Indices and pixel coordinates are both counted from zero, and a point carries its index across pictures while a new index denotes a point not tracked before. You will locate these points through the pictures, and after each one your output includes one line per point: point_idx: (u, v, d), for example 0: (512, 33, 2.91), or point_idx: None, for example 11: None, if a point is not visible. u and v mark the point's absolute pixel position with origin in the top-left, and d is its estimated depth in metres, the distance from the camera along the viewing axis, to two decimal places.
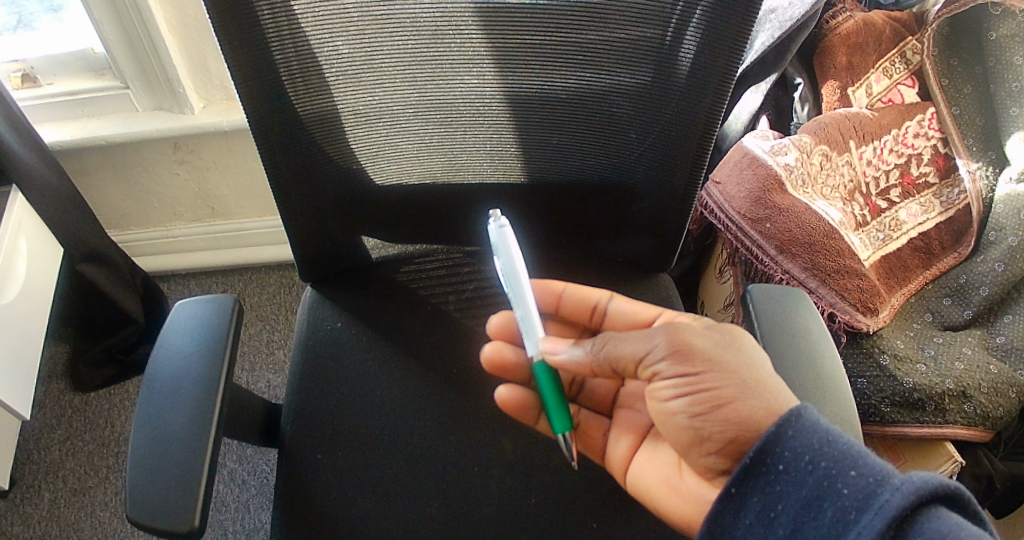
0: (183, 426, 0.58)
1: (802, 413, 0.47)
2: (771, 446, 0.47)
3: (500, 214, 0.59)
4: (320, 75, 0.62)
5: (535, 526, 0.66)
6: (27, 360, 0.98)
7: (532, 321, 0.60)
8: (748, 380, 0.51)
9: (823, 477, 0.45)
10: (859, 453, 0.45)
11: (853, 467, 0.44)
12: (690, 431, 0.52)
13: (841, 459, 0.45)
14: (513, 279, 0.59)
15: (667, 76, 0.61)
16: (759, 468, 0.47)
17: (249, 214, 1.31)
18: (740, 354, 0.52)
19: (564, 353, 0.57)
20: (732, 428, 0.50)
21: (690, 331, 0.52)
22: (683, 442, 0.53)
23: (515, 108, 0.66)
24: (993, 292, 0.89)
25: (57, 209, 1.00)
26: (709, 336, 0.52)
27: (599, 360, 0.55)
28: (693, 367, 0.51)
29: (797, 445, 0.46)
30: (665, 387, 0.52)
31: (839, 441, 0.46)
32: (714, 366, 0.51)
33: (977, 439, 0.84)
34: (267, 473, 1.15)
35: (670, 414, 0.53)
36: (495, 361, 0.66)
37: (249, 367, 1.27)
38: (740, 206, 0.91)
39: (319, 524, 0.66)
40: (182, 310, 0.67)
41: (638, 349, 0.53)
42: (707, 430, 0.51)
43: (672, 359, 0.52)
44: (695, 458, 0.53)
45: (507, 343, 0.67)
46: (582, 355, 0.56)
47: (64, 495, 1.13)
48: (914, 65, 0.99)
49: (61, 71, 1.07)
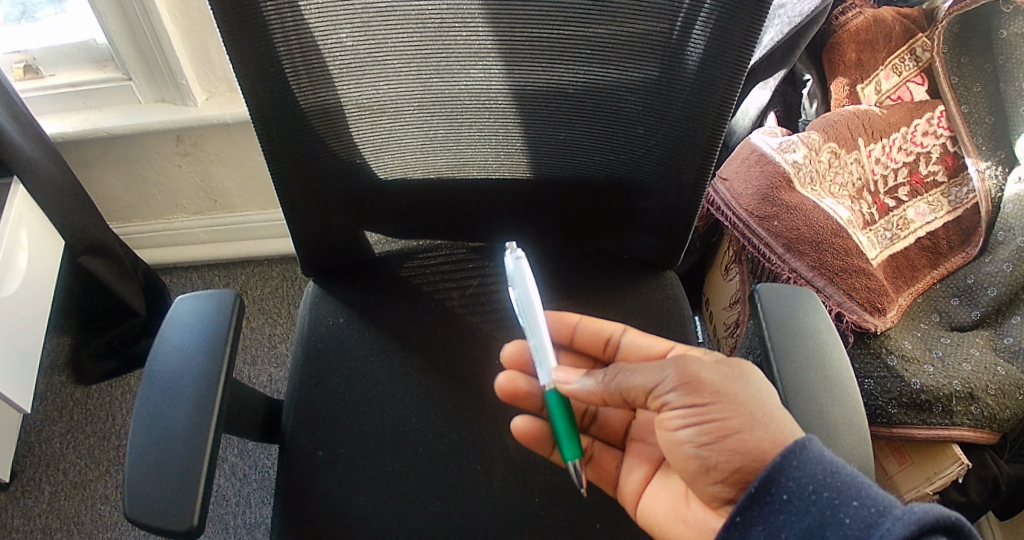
0: (182, 423, 0.57)
1: (806, 444, 0.47)
2: (776, 475, 0.46)
3: (517, 246, 0.62)
4: (324, 68, 0.61)
5: (539, 528, 0.66)
6: (27, 353, 0.97)
7: (545, 350, 0.59)
8: (755, 412, 0.50)
9: (826, 506, 0.45)
10: (863, 483, 0.45)
11: (856, 497, 0.44)
12: (697, 461, 0.51)
13: (844, 489, 0.45)
14: (527, 310, 0.60)
15: (675, 70, 0.60)
16: (764, 497, 0.47)
17: (251, 206, 1.30)
18: (748, 387, 0.52)
19: (576, 383, 0.56)
20: (738, 458, 0.49)
21: (699, 364, 0.52)
22: (690, 471, 0.52)
23: (521, 102, 0.65)
24: (1001, 293, 0.88)
25: (58, 201, 0.99)
26: (719, 368, 0.52)
27: (611, 391, 0.54)
28: (702, 398, 0.51)
29: (802, 475, 0.46)
30: (673, 418, 0.52)
31: (844, 472, 0.45)
32: (722, 397, 0.50)
33: (983, 442, 0.83)
34: (268, 467, 1.15)
35: (677, 443, 0.52)
36: (509, 391, 0.66)
37: (250, 361, 1.26)
38: (747, 204, 0.90)
39: (320, 522, 0.65)
40: (183, 305, 0.66)
41: (648, 381, 0.52)
42: (713, 459, 0.50)
43: (681, 391, 0.51)
44: (702, 487, 0.53)
45: (521, 372, 0.66)
46: (593, 385, 0.55)
47: (65, 488, 1.13)
48: (924, 62, 0.98)
49: (64, 63, 1.06)
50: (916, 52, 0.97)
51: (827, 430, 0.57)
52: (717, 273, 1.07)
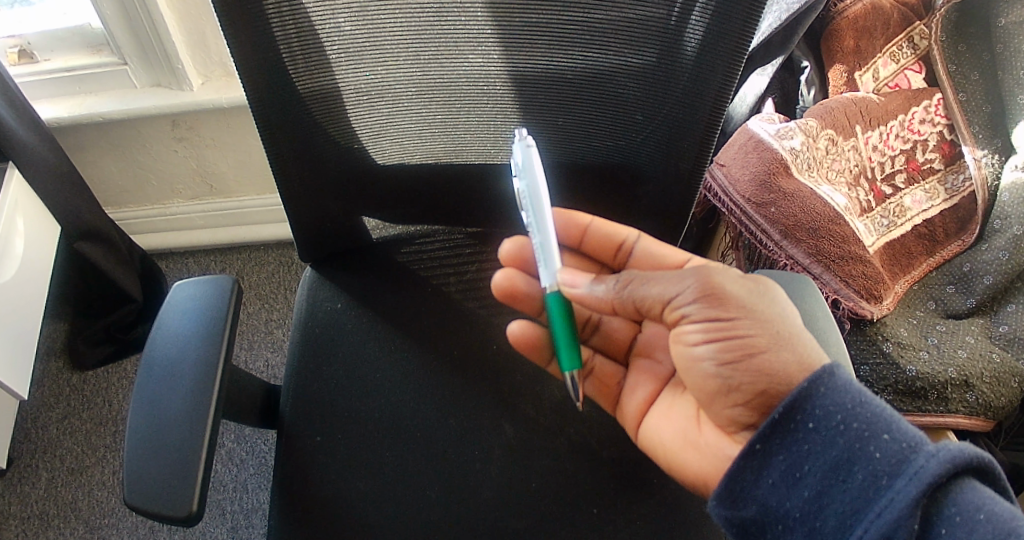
0: (182, 409, 0.58)
1: (834, 372, 0.49)
2: (804, 402, 0.49)
3: (526, 135, 0.59)
4: (321, 53, 0.61)
5: (537, 510, 0.66)
6: (25, 339, 0.97)
7: (550, 249, 0.59)
8: (780, 332, 0.52)
9: (856, 438, 0.47)
10: (891, 418, 0.47)
11: (886, 432, 0.46)
12: (717, 380, 0.54)
13: (874, 422, 0.47)
14: (537, 206, 0.58)
15: (672, 57, 0.60)
16: (789, 424, 0.49)
17: (248, 192, 1.30)
18: (772, 305, 0.53)
19: (584, 287, 0.56)
20: (762, 379, 0.52)
21: (723, 277, 0.53)
22: (710, 391, 0.55)
23: (520, 88, 0.65)
24: (997, 281, 0.88)
25: (54, 186, 0.98)
26: (743, 284, 0.54)
27: (624, 300, 0.55)
28: (725, 312, 0.52)
29: (830, 404, 0.48)
30: (693, 331, 0.53)
31: (873, 404, 0.48)
32: (747, 314, 0.52)
33: (978, 430, 0.83)
34: (265, 453, 1.15)
35: (697, 361, 0.54)
36: (506, 290, 0.67)
37: (247, 345, 1.26)
38: (745, 190, 0.90)
39: (319, 505, 0.66)
40: (179, 292, 0.66)
41: (668, 291, 0.54)
42: (736, 379, 0.53)
43: (703, 303, 0.53)
44: (721, 409, 0.55)
45: (519, 271, 0.68)
46: (604, 292, 0.55)
47: (62, 474, 1.13)
48: (922, 50, 0.98)
49: (58, 47, 1.05)
50: (914, 40, 0.97)
51: None
52: (714, 258, 1.07)
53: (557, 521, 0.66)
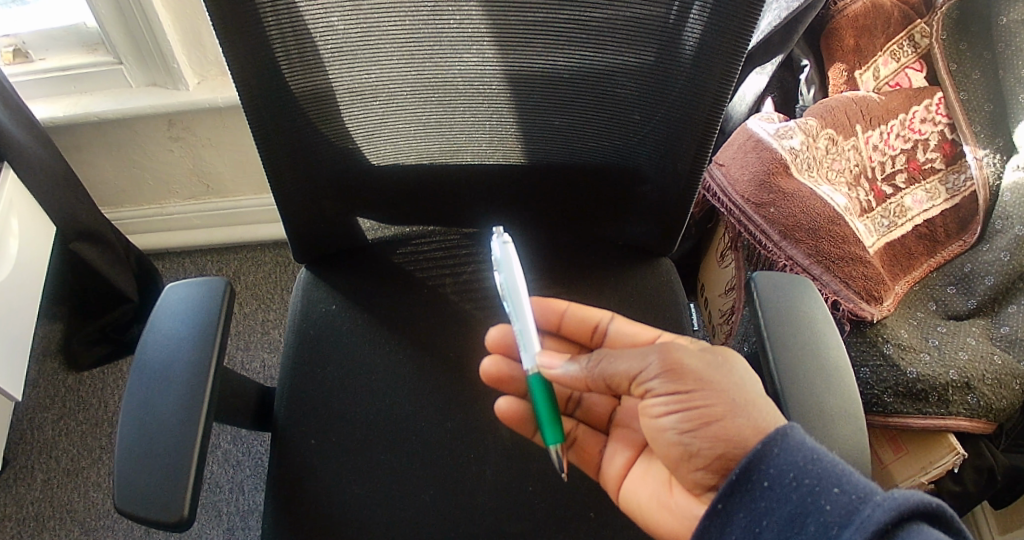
0: (173, 412, 0.57)
1: (788, 432, 0.48)
2: (757, 462, 0.47)
3: (504, 232, 0.61)
4: (315, 52, 0.60)
5: (532, 515, 0.66)
6: (20, 340, 0.96)
7: (529, 334, 0.59)
8: (739, 401, 0.51)
9: (807, 493, 0.45)
10: (844, 470, 0.45)
11: (837, 484, 0.44)
12: (679, 447, 0.52)
13: (825, 476, 0.45)
14: (515, 295, 0.59)
15: (671, 55, 0.59)
16: (745, 485, 0.47)
17: (245, 191, 1.29)
18: (732, 375, 0.52)
19: (560, 368, 0.57)
20: (721, 444, 0.50)
21: (683, 351, 0.52)
22: (672, 458, 0.53)
23: (516, 88, 0.64)
24: (998, 282, 0.88)
25: (50, 187, 0.98)
26: (702, 355, 0.53)
27: (594, 375, 0.55)
28: (685, 385, 0.51)
29: (783, 462, 0.46)
30: (657, 404, 0.52)
31: (825, 459, 0.46)
32: (705, 385, 0.51)
33: (980, 432, 0.82)
34: (261, 454, 1.15)
35: (660, 430, 0.53)
36: (493, 375, 0.66)
37: (243, 346, 1.26)
38: (744, 190, 0.89)
39: (310, 511, 0.65)
40: (172, 294, 0.65)
41: (632, 367, 0.53)
42: (696, 446, 0.51)
43: (665, 377, 0.52)
44: (684, 473, 0.53)
45: (506, 357, 0.66)
46: (577, 371, 0.56)
47: (58, 475, 1.12)
48: (923, 48, 0.97)
49: (53, 47, 1.04)
50: (915, 39, 0.96)
51: (822, 420, 0.57)
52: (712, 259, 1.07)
53: (552, 528, 0.65)
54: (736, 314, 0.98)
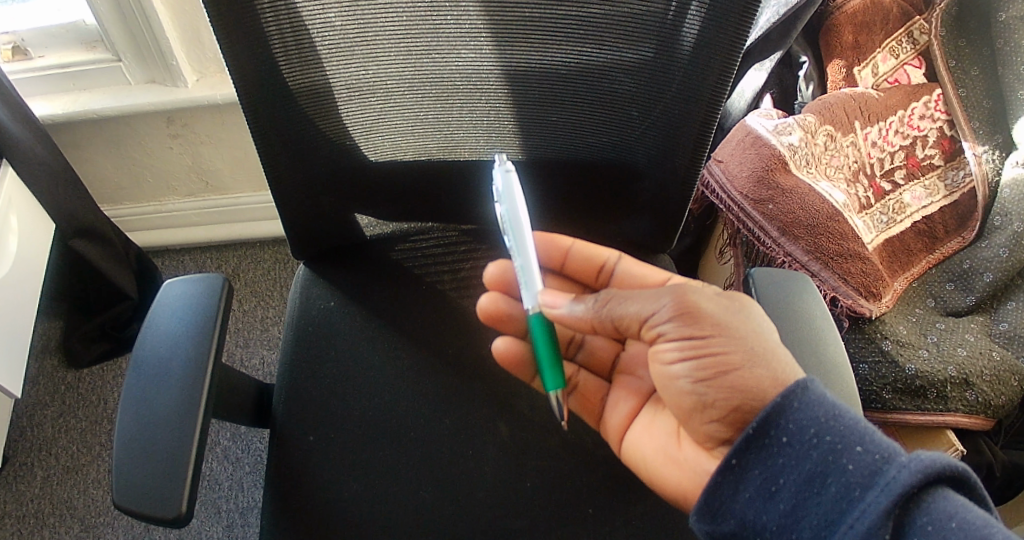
0: (172, 408, 0.57)
1: (808, 386, 0.48)
2: (777, 416, 0.48)
3: (506, 162, 0.61)
4: (313, 48, 0.60)
5: (531, 510, 0.66)
6: (19, 337, 0.96)
7: (531, 272, 0.60)
8: (754, 348, 0.51)
9: (829, 451, 0.46)
10: (865, 428, 0.46)
11: (859, 443, 0.45)
12: (693, 396, 0.53)
13: (847, 435, 0.46)
14: (517, 229, 0.59)
15: (669, 52, 0.59)
16: (763, 439, 0.48)
17: (244, 188, 1.29)
18: (746, 321, 0.53)
19: (564, 309, 0.57)
20: (737, 395, 0.51)
21: (697, 295, 0.53)
22: (686, 407, 0.54)
23: (513, 84, 0.64)
24: (997, 278, 0.87)
25: (49, 184, 0.98)
26: (717, 299, 0.53)
27: (603, 317, 0.55)
28: (699, 329, 0.52)
29: (804, 418, 0.47)
30: (669, 350, 0.53)
31: (847, 418, 0.47)
32: (720, 330, 0.52)
33: (978, 428, 0.83)
34: (261, 451, 1.15)
35: (672, 377, 0.54)
36: (492, 313, 0.67)
37: (243, 342, 1.26)
38: (742, 186, 0.89)
39: (309, 505, 0.65)
40: (170, 291, 0.65)
41: (645, 309, 0.54)
42: (710, 396, 0.52)
43: (678, 321, 0.52)
44: (697, 424, 0.54)
45: (505, 295, 0.68)
46: (583, 311, 0.56)
47: (58, 472, 1.13)
48: (922, 45, 0.96)
49: (52, 44, 1.04)
50: (914, 35, 0.96)
51: None
52: (711, 254, 1.07)
53: (551, 522, 0.65)
54: None
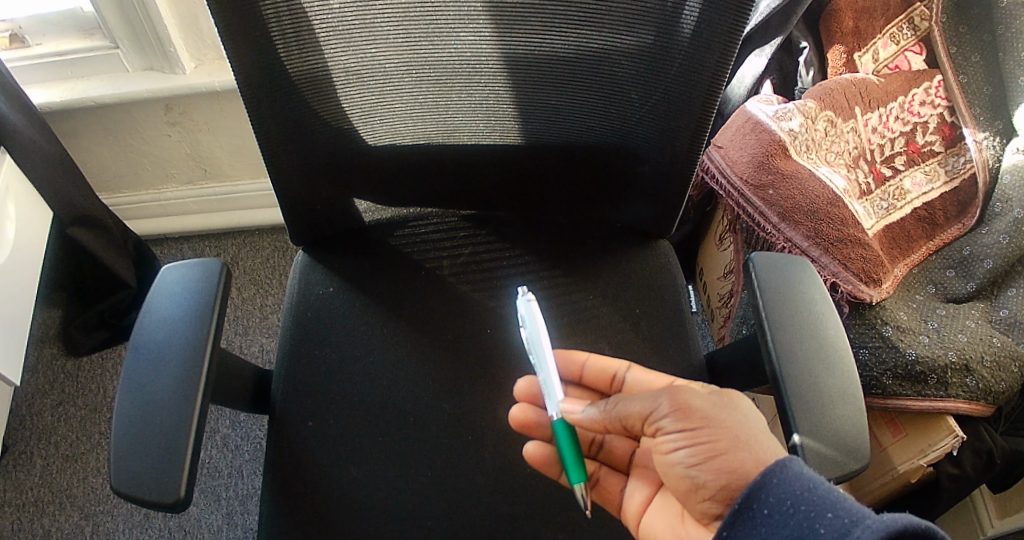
0: (170, 394, 0.57)
1: (786, 463, 0.47)
2: (757, 491, 0.47)
3: (527, 291, 0.64)
4: (311, 32, 0.60)
5: (530, 497, 0.66)
6: (17, 325, 0.96)
7: (553, 382, 0.61)
8: (743, 435, 0.51)
9: (804, 518, 0.44)
10: (839, 496, 0.44)
11: (831, 509, 0.44)
12: (687, 480, 0.51)
13: (821, 502, 0.44)
14: (540, 349, 0.61)
15: (669, 36, 0.59)
16: (746, 513, 0.47)
17: (243, 176, 1.29)
18: (738, 414, 0.52)
19: (582, 412, 0.58)
20: (726, 476, 0.49)
21: (691, 392, 0.53)
22: (681, 489, 0.52)
23: (513, 68, 0.64)
24: (997, 264, 0.87)
25: (46, 172, 0.97)
26: (710, 397, 0.53)
27: (611, 418, 0.55)
28: (692, 422, 0.51)
29: (781, 490, 0.46)
30: (667, 442, 0.52)
31: (822, 487, 0.45)
32: (711, 422, 0.51)
33: (978, 414, 0.82)
34: (260, 438, 1.14)
35: (669, 465, 0.53)
36: (521, 423, 0.64)
37: (242, 330, 1.26)
38: (743, 172, 0.89)
39: (308, 492, 0.65)
40: (168, 276, 0.65)
41: (644, 407, 0.53)
42: (702, 478, 0.51)
43: (675, 416, 0.52)
44: (693, 504, 0.52)
45: (532, 404, 0.65)
46: (595, 413, 0.57)
47: (57, 461, 1.12)
48: (922, 31, 0.96)
49: (50, 31, 1.04)
50: (914, 22, 0.96)
51: (821, 399, 0.57)
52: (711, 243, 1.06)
53: (551, 509, 0.65)
54: (735, 297, 0.98)
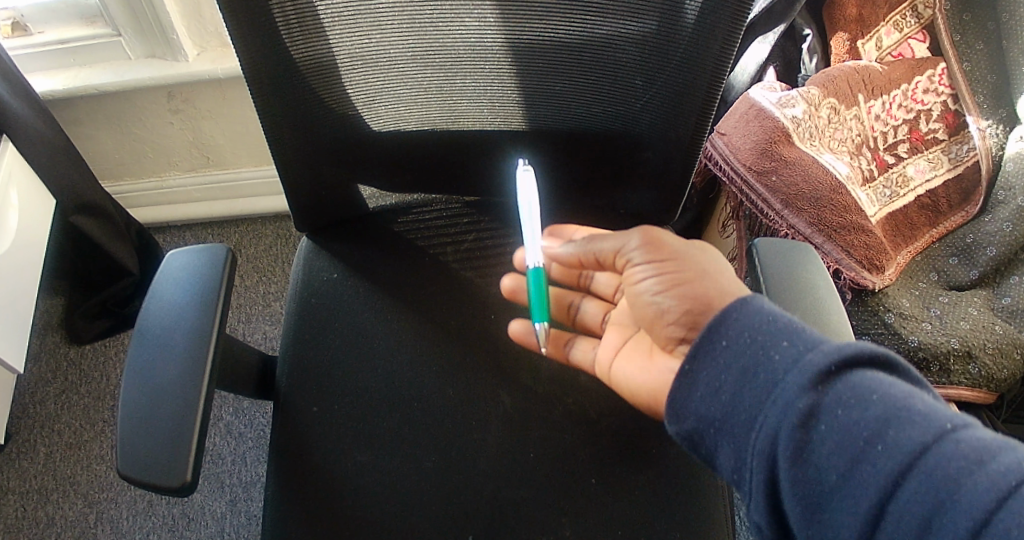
0: (175, 378, 0.57)
1: (745, 300, 0.49)
2: (718, 324, 0.49)
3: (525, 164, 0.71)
4: (315, 17, 0.60)
5: (533, 481, 0.66)
6: (21, 314, 0.96)
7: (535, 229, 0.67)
8: (709, 268, 0.54)
9: (760, 347, 0.46)
10: (795, 327, 0.47)
11: (787, 339, 0.46)
12: (654, 307, 0.55)
13: (779, 333, 0.46)
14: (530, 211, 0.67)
15: (673, 22, 0.59)
16: (707, 342, 0.49)
17: (244, 163, 1.29)
18: (707, 256, 0.56)
19: (561, 248, 0.65)
20: (691, 301, 0.53)
21: (664, 232, 0.57)
22: (649, 318, 0.56)
23: (517, 53, 0.64)
24: (999, 253, 0.88)
25: (48, 159, 0.97)
26: (683, 240, 0.57)
27: (586, 253, 0.61)
28: (662, 256, 0.55)
29: (740, 323, 0.48)
30: (638, 275, 0.56)
31: (779, 321, 0.47)
32: (681, 257, 0.55)
33: (980, 401, 0.82)
34: (264, 425, 1.15)
35: (638, 296, 0.57)
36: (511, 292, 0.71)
37: (245, 318, 1.26)
38: (746, 158, 0.89)
39: (313, 475, 0.65)
40: (172, 261, 0.65)
41: (615, 246, 0.58)
42: (668, 304, 0.54)
43: (645, 250, 0.56)
44: (660, 330, 0.56)
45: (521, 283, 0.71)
46: (573, 250, 0.63)
47: (61, 449, 1.13)
48: (926, 19, 0.96)
49: (53, 19, 1.04)
50: (917, 9, 0.95)
51: None
52: (715, 230, 1.07)
53: (555, 493, 0.65)
54: None
